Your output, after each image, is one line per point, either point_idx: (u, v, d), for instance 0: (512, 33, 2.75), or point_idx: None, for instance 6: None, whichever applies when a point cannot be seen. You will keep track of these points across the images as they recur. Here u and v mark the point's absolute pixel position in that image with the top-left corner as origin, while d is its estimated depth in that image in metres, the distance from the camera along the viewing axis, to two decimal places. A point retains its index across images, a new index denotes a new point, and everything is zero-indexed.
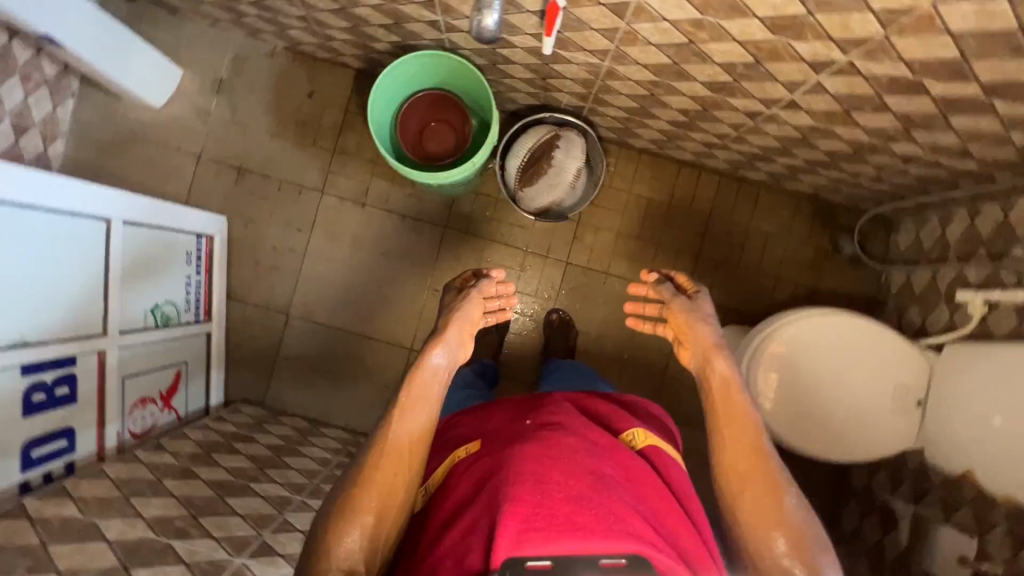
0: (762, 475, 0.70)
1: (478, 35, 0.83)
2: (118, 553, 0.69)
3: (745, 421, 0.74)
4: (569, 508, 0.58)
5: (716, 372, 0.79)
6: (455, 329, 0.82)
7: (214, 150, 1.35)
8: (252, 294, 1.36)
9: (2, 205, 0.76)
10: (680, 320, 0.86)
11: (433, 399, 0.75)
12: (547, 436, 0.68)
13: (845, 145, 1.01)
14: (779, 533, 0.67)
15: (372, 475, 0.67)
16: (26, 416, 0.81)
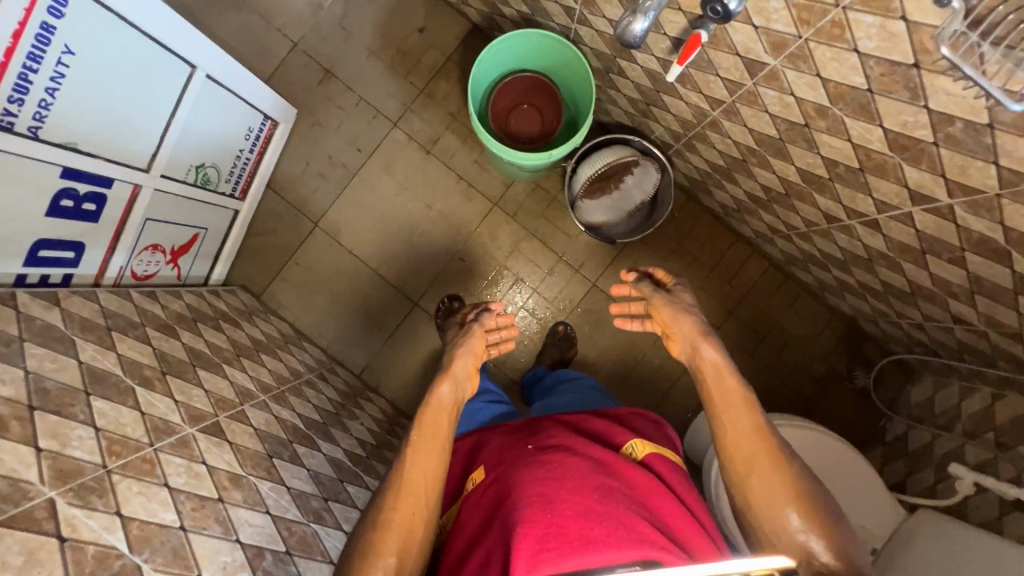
0: (768, 455, 0.69)
1: (622, 35, 0.72)
2: (83, 376, 0.68)
3: (744, 404, 0.73)
4: (579, 524, 0.59)
5: (706, 362, 0.79)
6: (462, 363, 0.88)
7: (311, 44, 1.35)
8: (291, 191, 1.36)
9: (109, 12, 0.76)
10: (661, 312, 0.87)
11: (447, 431, 0.77)
12: (549, 455, 0.69)
13: (905, 282, 0.99)
14: (791, 507, 0.66)
15: (393, 516, 0.66)
16: (50, 216, 0.81)
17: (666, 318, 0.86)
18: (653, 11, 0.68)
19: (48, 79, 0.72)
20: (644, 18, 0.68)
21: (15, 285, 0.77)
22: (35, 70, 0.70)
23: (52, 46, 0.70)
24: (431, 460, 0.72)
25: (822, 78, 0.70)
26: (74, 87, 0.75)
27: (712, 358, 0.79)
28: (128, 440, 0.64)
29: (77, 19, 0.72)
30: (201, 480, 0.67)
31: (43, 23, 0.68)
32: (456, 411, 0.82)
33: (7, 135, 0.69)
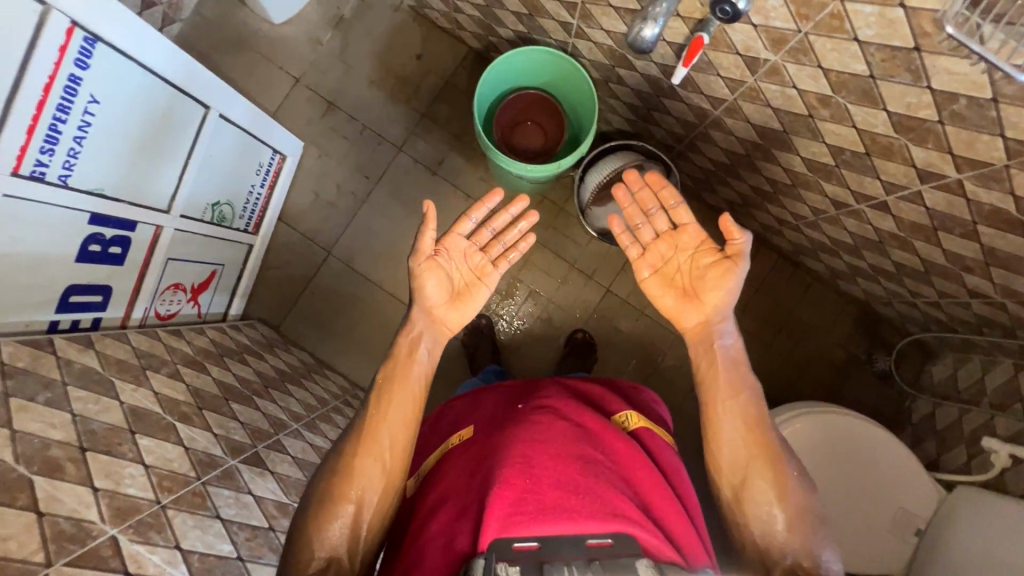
0: (763, 451, 0.70)
1: (633, 42, 0.74)
2: (127, 415, 0.69)
3: (751, 394, 0.74)
4: (556, 492, 0.59)
5: (724, 346, 0.77)
6: (420, 313, 0.80)
7: (313, 79, 1.39)
8: (302, 222, 1.38)
9: (130, 60, 0.78)
10: (720, 277, 0.77)
11: (420, 382, 0.75)
12: (537, 420, 0.69)
13: (918, 261, 1.01)
14: (776, 504, 0.67)
15: (353, 464, 0.67)
16: (80, 262, 0.82)
17: (723, 287, 0.77)
18: (663, 18, 0.70)
19: (76, 128, 0.73)
20: (655, 25, 0.71)
21: (49, 332, 0.79)
22: (64, 120, 0.71)
23: (79, 97, 0.72)
24: (401, 414, 0.71)
25: (823, 69, 0.72)
26: (100, 134, 0.77)
27: (734, 349, 0.77)
28: (177, 475, 0.65)
29: (100, 68, 0.74)
30: (251, 510, 0.69)
31: (71, 75, 0.70)
32: (434, 356, 0.79)
33: (38, 185, 0.71)
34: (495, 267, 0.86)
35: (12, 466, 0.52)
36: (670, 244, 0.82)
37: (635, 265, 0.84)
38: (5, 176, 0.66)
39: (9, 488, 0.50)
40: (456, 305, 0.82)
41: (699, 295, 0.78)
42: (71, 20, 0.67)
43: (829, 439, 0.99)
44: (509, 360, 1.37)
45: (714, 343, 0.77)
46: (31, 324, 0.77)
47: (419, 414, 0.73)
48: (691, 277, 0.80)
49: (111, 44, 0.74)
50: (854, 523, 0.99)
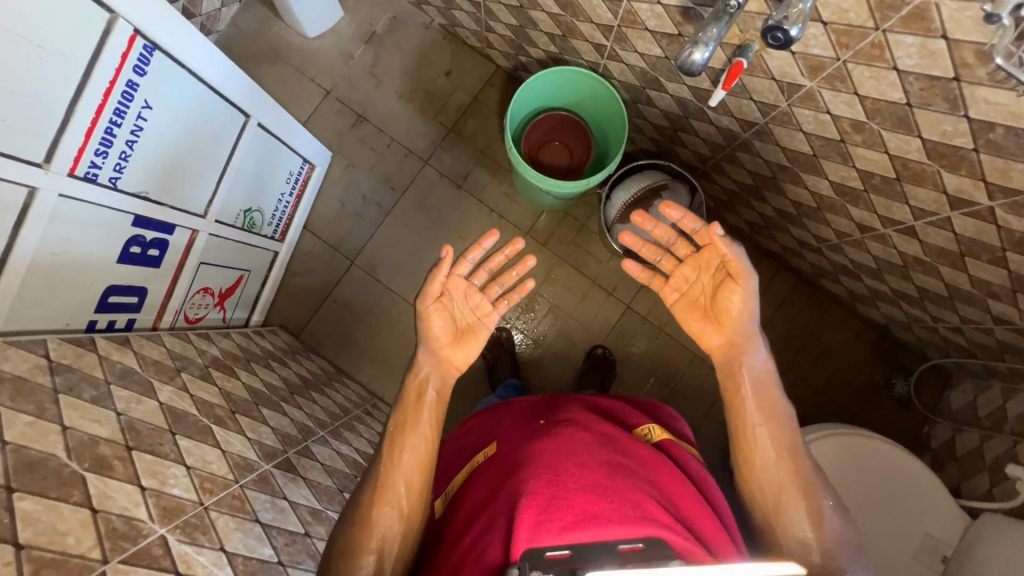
0: (795, 480, 0.70)
1: (683, 64, 0.75)
2: (166, 417, 0.69)
3: (782, 420, 0.74)
4: (584, 497, 0.58)
5: (751, 368, 0.77)
6: (427, 355, 0.82)
7: (343, 91, 1.42)
8: (328, 231, 1.39)
9: (182, 68, 0.80)
10: (734, 294, 0.78)
11: (431, 424, 0.76)
12: (561, 432, 0.70)
13: (942, 286, 1.02)
14: (809, 527, 0.68)
15: (373, 516, 0.67)
16: (120, 263, 0.83)
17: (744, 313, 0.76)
18: (713, 42, 0.72)
19: (129, 132, 0.75)
20: (705, 48, 0.72)
21: (87, 332, 0.80)
22: (119, 124, 0.73)
23: (134, 102, 0.74)
24: (416, 460, 0.71)
25: (859, 95, 0.74)
26: (150, 138, 0.79)
27: (763, 370, 0.77)
28: (216, 477, 0.65)
29: (155, 75, 0.76)
30: (287, 515, 0.69)
31: (129, 81, 0.72)
32: (441, 394, 0.80)
33: (89, 185, 0.72)
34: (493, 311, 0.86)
35: (64, 461, 0.52)
36: (694, 267, 0.82)
37: (660, 294, 0.86)
38: (62, 176, 0.68)
39: (63, 483, 0.50)
40: (461, 343, 0.84)
41: (722, 320, 0.79)
42: (134, 28, 0.70)
43: (862, 461, 1.00)
44: (528, 374, 1.37)
45: (741, 366, 0.77)
46: (73, 324, 0.77)
47: (433, 458, 0.73)
48: (715, 301, 0.80)
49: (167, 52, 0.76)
50: (897, 552, 0.97)
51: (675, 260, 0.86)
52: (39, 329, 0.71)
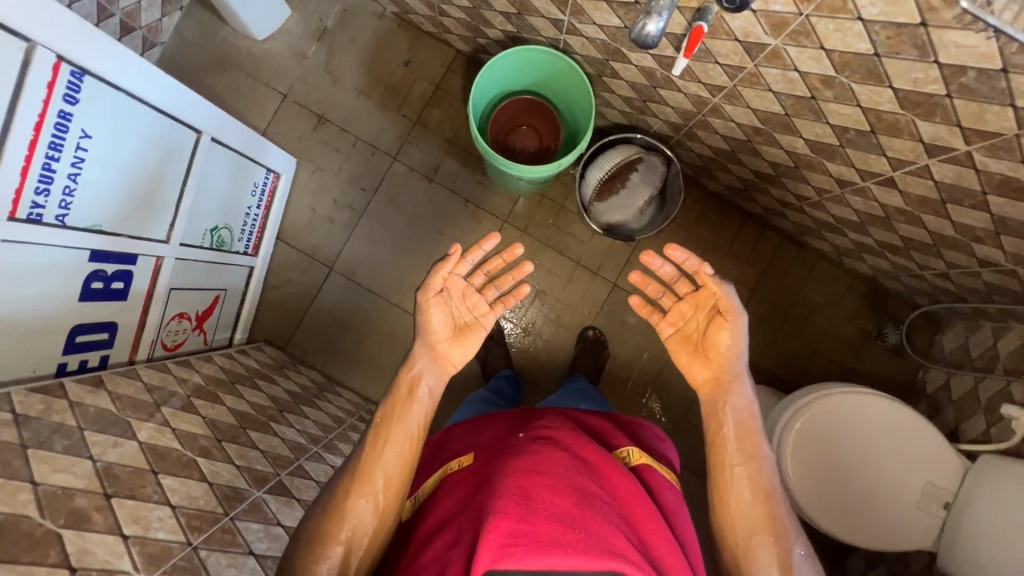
0: (765, 523, 0.70)
1: (638, 38, 0.73)
2: (147, 457, 0.67)
3: (759, 461, 0.74)
4: (552, 526, 0.56)
5: (735, 407, 0.78)
6: (424, 348, 0.80)
7: (301, 93, 1.37)
8: (302, 239, 1.36)
9: (118, 90, 0.76)
10: (723, 332, 0.80)
11: (420, 420, 0.75)
12: (537, 451, 0.68)
13: (927, 234, 1.01)
14: (776, 566, 0.68)
15: (346, 505, 0.67)
16: (83, 301, 0.80)
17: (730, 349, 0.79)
18: (666, 11, 0.70)
19: (70, 165, 0.72)
20: (660, 19, 0.70)
21: (57, 376, 0.77)
22: (58, 158, 0.69)
23: (70, 133, 0.70)
24: (398, 457, 0.71)
25: (826, 49, 0.71)
26: (94, 169, 0.76)
27: (750, 412, 0.78)
28: (204, 513, 0.64)
29: (89, 102, 0.72)
30: (282, 542, 0.69)
31: (60, 112, 0.68)
32: (436, 395, 0.79)
33: (35, 227, 0.69)
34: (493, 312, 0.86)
35: (39, 522, 0.50)
36: (691, 304, 0.84)
37: (657, 326, 0.88)
38: (3, 221, 0.64)
39: (38, 545, 0.49)
40: (459, 340, 0.83)
41: (708, 353, 0.81)
42: (56, 55, 0.65)
43: (821, 438, 0.99)
44: (521, 364, 1.36)
45: (725, 404, 0.78)
46: (40, 370, 0.75)
47: (414, 458, 0.73)
48: (707, 338, 0.82)
49: (100, 74, 0.72)
50: (851, 526, 0.99)
51: (674, 297, 0.87)
52: (3, 380, 0.69)
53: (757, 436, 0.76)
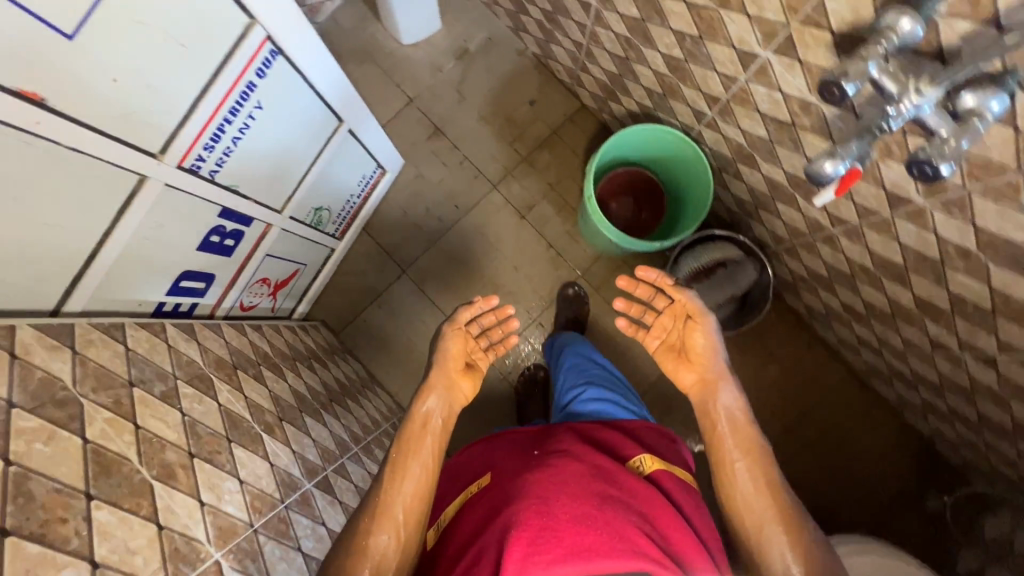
0: (778, 516, 0.69)
1: (813, 174, 0.67)
2: (224, 422, 0.69)
3: (760, 453, 0.74)
4: (574, 529, 0.57)
5: (724, 403, 0.80)
6: (440, 373, 0.85)
7: (426, 102, 1.42)
8: (385, 236, 1.39)
9: (298, 74, 0.81)
10: (698, 334, 0.84)
11: (433, 450, 0.75)
12: (553, 462, 0.68)
13: (1009, 420, 0.98)
14: (791, 552, 0.67)
15: (368, 542, 0.65)
16: (198, 251, 0.83)
17: (706, 348, 0.83)
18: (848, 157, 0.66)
19: (237, 130, 0.75)
20: (843, 161, 0.65)
21: (154, 315, 0.79)
22: (230, 121, 0.73)
23: (249, 102, 0.74)
24: (416, 488, 0.70)
25: (977, 226, 0.71)
26: (253, 137, 0.80)
27: (737, 405, 0.79)
28: (264, 495, 0.65)
29: (273, 79, 0.76)
30: (323, 543, 0.70)
31: (249, 83, 0.72)
32: (447, 422, 0.81)
33: (191, 177, 0.72)
34: (488, 357, 0.94)
35: (135, 467, 0.52)
36: (671, 316, 0.88)
37: (643, 340, 0.92)
38: (171, 167, 0.68)
39: (134, 492, 0.50)
40: (467, 375, 0.89)
41: (690, 356, 0.85)
42: (267, 34, 0.70)
43: None
44: None
45: (714, 400, 0.80)
46: (144, 305, 0.77)
47: (429, 482, 0.72)
48: (689, 345, 0.86)
49: (287, 51, 0.76)
50: None
51: (656, 312, 0.91)
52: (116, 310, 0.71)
53: (752, 426, 0.77)
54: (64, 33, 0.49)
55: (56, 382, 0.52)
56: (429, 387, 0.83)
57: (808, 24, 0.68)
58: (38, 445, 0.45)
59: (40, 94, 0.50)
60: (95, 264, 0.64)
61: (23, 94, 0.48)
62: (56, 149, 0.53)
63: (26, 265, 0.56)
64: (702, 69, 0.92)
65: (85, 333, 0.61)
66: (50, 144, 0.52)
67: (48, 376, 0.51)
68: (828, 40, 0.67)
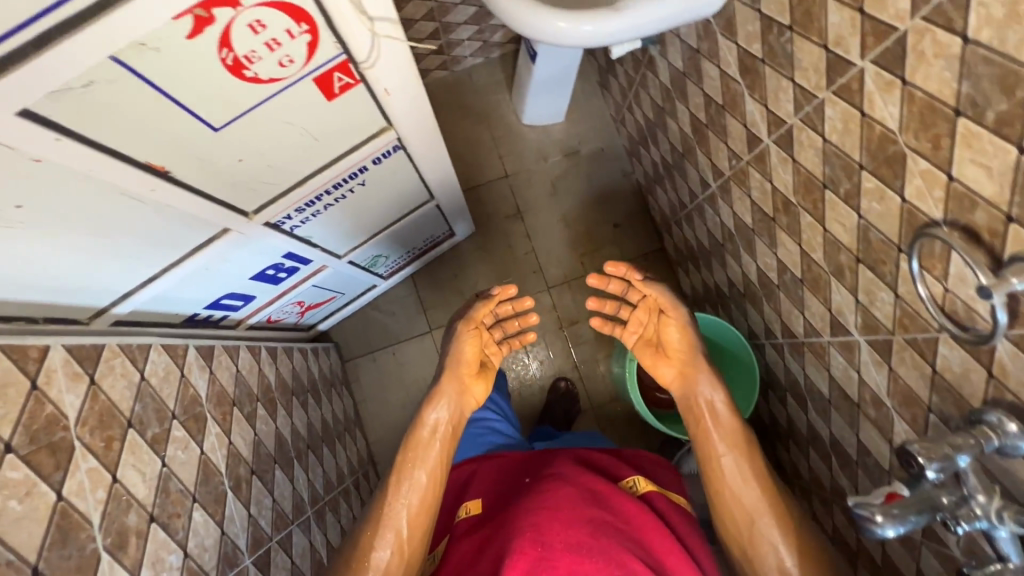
0: (770, 506, 0.69)
1: (866, 530, 0.52)
2: (196, 476, 0.68)
3: (750, 450, 0.73)
4: (569, 558, 0.57)
5: (710, 395, 0.78)
6: (449, 376, 0.85)
7: (519, 182, 1.43)
8: (428, 289, 1.40)
9: (412, 164, 0.82)
10: (673, 330, 0.82)
11: (438, 461, 0.79)
12: (546, 487, 0.69)
13: None
14: (783, 543, 0.67)
15: (371, 551, 0.71)
16: (250, 278, 0.84)
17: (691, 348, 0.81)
18: (908, 522, 0.51)
19: (332, 199, 0.77)
20: (899, 528, 0.51)
21: (184, 323, 0.81)
22: (330, 193, 0.74)
23: (354, 180, 0.76)
24: (419, 500, 0.75)
25: None
26: (345, 205, 0.81)
27: (718, 396, 0.77)
28: (200, 572, 0.63)
29: (386, 166, 0.78)
30: None
31: (361, 167, 0.74)
32: (456, 427, 0.84)
33: (271, 230, 0.74)
34: (506, 352, 0.94)
35: (92, 535, 0.51)
36: (646, 310, 0.85)
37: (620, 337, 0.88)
38: (257, 224, 0.70)
39: (78, 565, 0.49)
40: (480, 376, 0.89)
41: (669, 354, 0.83)
42: (397, 137, 0.72)
43: None
44: None
45: (696, 391, 0.79)
46: (177, 313, 0.78)
47: (433, 489, 0.77)
48: (668, 345, 0.83)
49: (411, 151, 0.77)
50: None
51: (629, 307, 0.88)
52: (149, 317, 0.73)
53: (738, 419, 0.76)
54: (208, 124, 0.53)
55: (60, 420, 0.52)
56: (441, 394, 0.83)
57: (913, 346, 0.65)
58: (13, 502, 0.45)
59: (166, 167, 0.54)
60: (152, 284, 0.68)
61: (149, 166, 0.53)
62: (159, 206, 0.57)
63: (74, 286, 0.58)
64: (791, 303, 0.90)
65: (110, 357, 0.62)
66: (159, 204, 0.57)
67: (57, 413, 0.52)
68: (926, 372, 0.64)
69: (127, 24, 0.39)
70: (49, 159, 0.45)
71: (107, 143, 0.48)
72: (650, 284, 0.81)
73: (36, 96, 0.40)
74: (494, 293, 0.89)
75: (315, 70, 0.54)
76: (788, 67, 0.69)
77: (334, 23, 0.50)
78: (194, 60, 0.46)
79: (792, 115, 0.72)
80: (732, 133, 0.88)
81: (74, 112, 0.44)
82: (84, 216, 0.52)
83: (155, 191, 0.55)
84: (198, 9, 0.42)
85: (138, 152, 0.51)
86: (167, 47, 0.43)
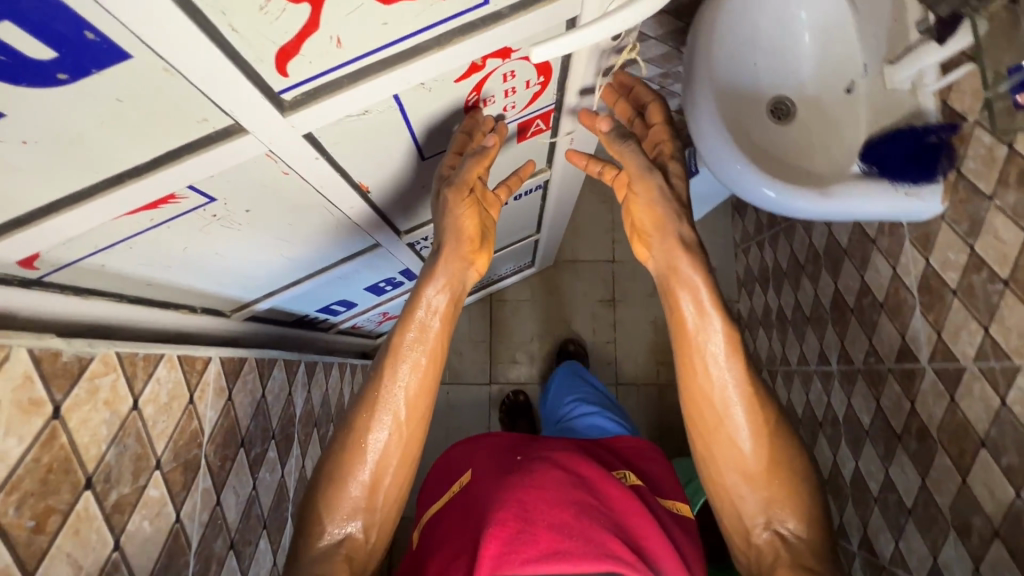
0: (747, 396, 0.57)
1: None
2: (271, 503, 0.68)
3: (725, 321, 0.57)
4: (551, 535, 0.51)
5: (695, 289, 0.57)
6: (450, 238, 0.61)
7: (622, 273, 1.42)
8: (499, 344, 1.40)
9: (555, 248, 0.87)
10: (641, 200, 0.59)
11: (438, 336, 0.60)
12: (533, 469, 0.62)
13: None
14: (750, 437, 0.57)
15: (355, 421, 0.59)
16: (364, 287, 0.93)
17: (664, 213, 0.59)
18: None
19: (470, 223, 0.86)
20: None
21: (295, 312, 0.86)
22: None
23: None
24: (418, 405, 0.59)
25: None
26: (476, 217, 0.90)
27: (716, 320, 0.57)
28: None
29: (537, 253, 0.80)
30: None
31: None
32: (451, 307, 0.62)
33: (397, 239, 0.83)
34: (505, 200, 0.68)
35: (188, 560, 0.51)
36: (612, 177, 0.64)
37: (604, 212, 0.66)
38: (398, 242, 0.84)
39: None
40: (483, 253, 0.65)
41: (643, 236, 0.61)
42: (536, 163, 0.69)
43: None
44: None
45: (683, 293, 0.58)
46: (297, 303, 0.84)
47: (428, 373, 0.59)
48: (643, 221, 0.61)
49: (550, 164, 0.89)
50: None
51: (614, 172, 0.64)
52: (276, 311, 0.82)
53: (696, 266, 0.58)
54: (417, 143, 0.64)
55: (198, 437, 0.52)
56: (429, 269, 0.61)
57: None
58: (146, 523, 0.45)
59: (369, 188, 0.67)
60: (302, 283, 0.78)
61: (360, 186, 0.65)
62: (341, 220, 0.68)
63: (236, 275, 0.66)
64: (886, 523, 0.85)
65: (245, 372, 0.62)
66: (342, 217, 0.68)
67: (197, 429, 0.52)
68: None
69: (428, 68, 0.51)
70: (292, 172, 0.54)
71: (340, 163, 0.58)
72: (620, 145, 0.59)
73: (321, 121, 0.49)
74: (491, 146, 0.61)
75: (518, 107, 0.69)
76: (986, 315, 0.67)
77: (557, 77, 0.66)
78: (447, 93, 0.58)
79: (970, 361, 0.69)
80: (883, 335, 0.85)
81: (333, 132, 0.53)
82: (286, 227, 0.63)
83: (349, 206, 0.66)
84: (477, 60, 0.55)
85: (356, 171, 0.61)
86: (436, 85, 0.55)
